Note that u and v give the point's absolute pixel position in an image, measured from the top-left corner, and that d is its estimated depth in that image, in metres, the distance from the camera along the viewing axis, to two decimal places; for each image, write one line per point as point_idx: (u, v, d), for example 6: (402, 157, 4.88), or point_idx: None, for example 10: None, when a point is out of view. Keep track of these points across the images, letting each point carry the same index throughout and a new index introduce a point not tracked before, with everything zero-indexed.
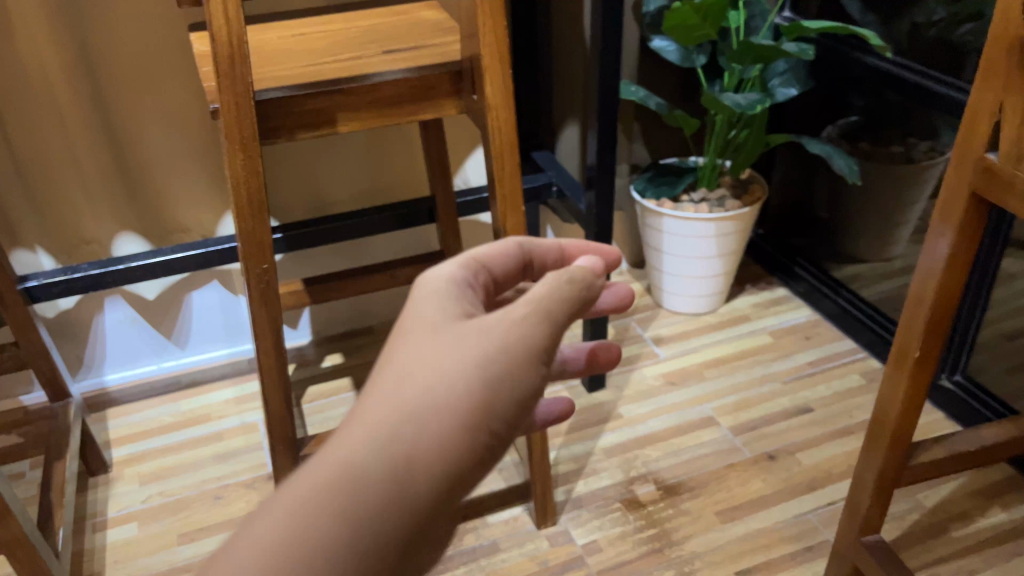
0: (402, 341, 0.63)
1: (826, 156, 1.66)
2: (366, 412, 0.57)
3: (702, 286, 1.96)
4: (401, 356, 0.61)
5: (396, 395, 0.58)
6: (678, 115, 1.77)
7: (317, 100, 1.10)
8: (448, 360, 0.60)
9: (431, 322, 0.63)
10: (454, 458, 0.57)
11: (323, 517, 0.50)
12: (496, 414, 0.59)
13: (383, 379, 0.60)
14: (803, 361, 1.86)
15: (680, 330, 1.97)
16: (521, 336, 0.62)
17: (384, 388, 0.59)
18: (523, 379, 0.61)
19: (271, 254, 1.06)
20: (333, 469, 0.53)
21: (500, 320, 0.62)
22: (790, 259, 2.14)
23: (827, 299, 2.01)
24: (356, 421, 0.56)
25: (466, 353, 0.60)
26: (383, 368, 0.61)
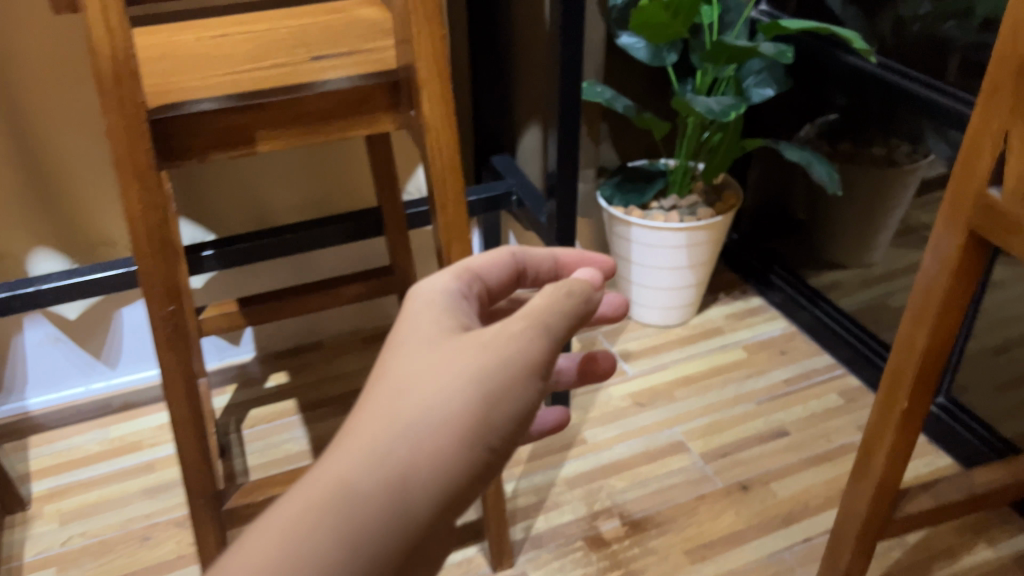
0: (398, 356, 0.63)
1: (805, 163, 1.54)
2: (364, 425, 0.58)
3: (674, 299, 1.84)
4: (399, 371, 0.62)
5: (392, 409, 0.58)
6: (647, 117, 1.64)
7: (231, 117, 0.96)
8: (443, 376, 0.60)
9: (426, 337, 0.64)
10: (453, 473, 0.57)
11: (318, 534, 0.51)
12: (494, 426, 0.59)
13: (380, 392, 0.60)
14: (779, 379, 1.76)
15: (649, 345, 1.86)
16: (519, 351, 0.61)
17: (381, 401, 0.59)
18: (523, 392, 0.61)
19: (178, 294, 0.93)
20: (330, 484, 0.54)
21: (495, 334, 0.62)
22: (765, 266, 2.03)
23: (805, 311, 1.90)
24: (353, 437, 0.57)
25: (458, 370, 0.60)
26: (380, 383, 0.62)
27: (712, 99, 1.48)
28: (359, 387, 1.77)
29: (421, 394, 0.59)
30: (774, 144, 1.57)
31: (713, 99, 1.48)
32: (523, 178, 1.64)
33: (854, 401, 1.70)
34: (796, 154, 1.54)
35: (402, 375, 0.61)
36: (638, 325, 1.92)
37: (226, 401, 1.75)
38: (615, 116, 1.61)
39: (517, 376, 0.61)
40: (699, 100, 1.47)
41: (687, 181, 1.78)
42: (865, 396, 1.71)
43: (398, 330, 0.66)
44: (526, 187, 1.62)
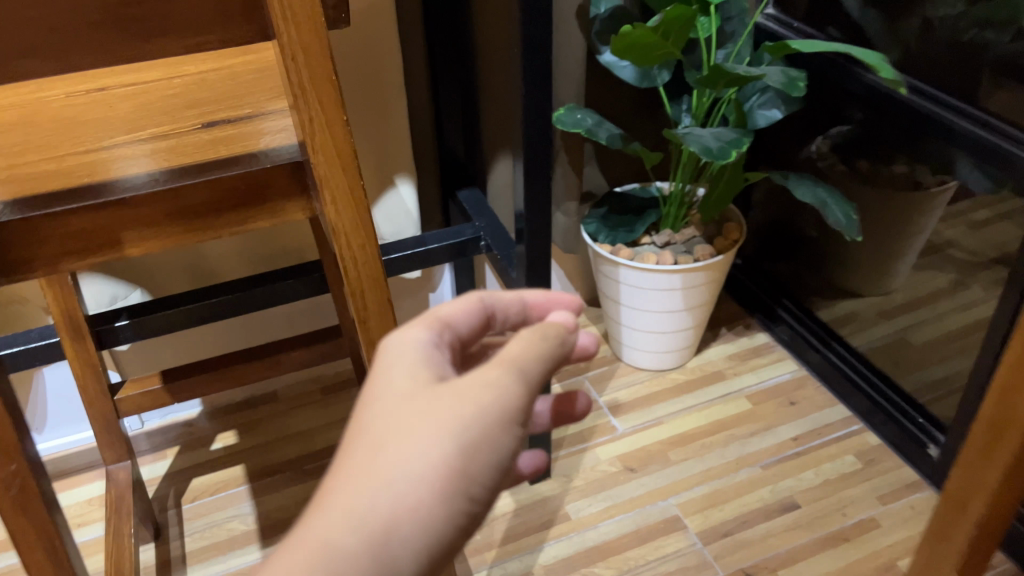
0: (374, 401, 0.54)
1: (818, 204, 1.33)
2: (338, 485, 0.49)
3: (668, 342, 1.64)
4: (374, 420, 0.52)
5: (368, 465, 0.49)
6: (635, 145, 1.42)
7: (83, 218, 0.74)
8: (423, 427, 0.50)
9: (400, 382, 0.54)
10: (436, 535, 0.49)
11: None
12: (479, 482, 0.51)
13: (354, 443, 0.52)
14: (787, 436, 1.56)
15: (641, 394, 1.65)
16: (505, 400, 0.52)
17: (357, 454, 0.50)
18: (509, 445, 0.52)
19: (19, 451, 0.73)
20: (302, 565, 0.46)
21: (475, 379, 0.53)
22: (771, 298, 1.81)
23: (818, 352, 1.69)
24: (327, 499, 0.48)
25: (437, 420, 0.51)
26: (353, 432, 0.53)
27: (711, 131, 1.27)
28: (316, 450, 1.58)
29: (398, 445, 0.50)
30: (781, 178, 1.36)
31: (712, 131, 1.27)
32: (492, 217, 1.42)
33: (873, 463, 1.50)
34: (808, 192, 1.33)
35: (378, 424, 0.52)
36: (630, 368, 1.71)
37: (165, 468, 1.56)
38: (597, 147, 1.39)
39: (502, 427, 0.51)
40: (697, 133, 1.25)
41: (682, 212, 1.56)
42: (885, 456, 1.51)
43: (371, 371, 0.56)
44: (493, 227, 1.40)
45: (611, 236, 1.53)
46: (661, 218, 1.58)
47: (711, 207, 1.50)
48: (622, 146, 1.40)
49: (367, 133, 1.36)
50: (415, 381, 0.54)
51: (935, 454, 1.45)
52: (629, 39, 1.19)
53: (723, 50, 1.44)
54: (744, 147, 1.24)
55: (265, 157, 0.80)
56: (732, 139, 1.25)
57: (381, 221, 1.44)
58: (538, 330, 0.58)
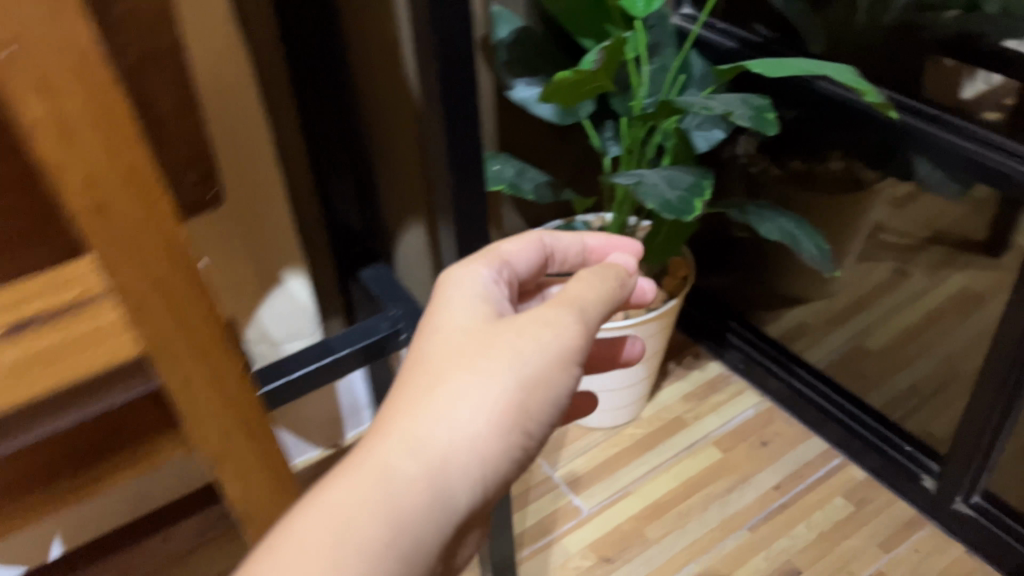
0: (442, 351, 0.75)
1: (785, 239, 1.15)
2: (412, 410, 0.68)
3: (620, 399, 1.44)
4: (446, 358, 0.74)
5: (441, 387, 0.71)
6: (567, 193, 1.20)
7: None
8: (485, 360, 0.73)
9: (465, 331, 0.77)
10: (486, 452, 0.69)
11: (392, 489, 0.62)
12: (526, 410, 0.73)
13: (429, 375, 0.72)
14: (768, 486, 1.39)
15: (600, 459, 1.45)
16: (555, 346, 0.75)
17: (427, 380, 0.71)
18: (554, 381, 0.75)
19: None
20: (379, 472, 0.63)
21: (529, 329, 0.76)
22: (718, 322, 1.64)
23: (779, 380, 1.54)
24: (406, 420, 0.68)
25: (498, 358, 0.73)
26: (424, 370, 0.73)
27: (662, 177, 1.05)
28: None
29: (467, 375, 0.72)
30: (744, 218, 1.18)
31: (662, 176, 1.06)
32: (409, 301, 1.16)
33: (865, 504, 1.36)
34: (777, 230, 1.16)
35: (449, 361, 0.73)
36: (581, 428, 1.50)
37: None
38: (522, 202, 1.16)
39: (553, 366, 0.75)
40: (648, 182, 1.04)
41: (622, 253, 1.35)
42: (875, 492, 1.38)
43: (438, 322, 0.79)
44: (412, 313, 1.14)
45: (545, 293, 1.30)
46: None
47: (657, 247, 1.29)
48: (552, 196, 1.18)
49: (245, 223, 1.08)
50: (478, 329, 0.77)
51: (930, 487, 1.32)
52: (558, 89, 0.95)
53: (650, 66, 1.24)
54: (708, 194, 1.03)
55: (100, 397, 0.51)
56: (690, 185, 1.04)
57: (271, 325, 1.16)
58: (593, 281, 0.84)
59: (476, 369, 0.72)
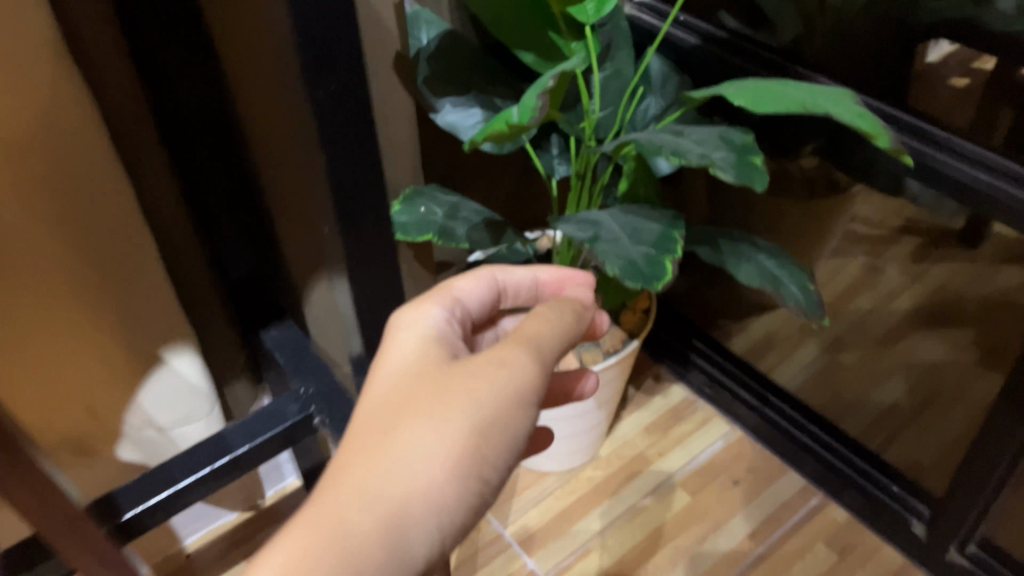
0: (396, 395, 0.67)
1: (766, 283, 0.98)
2: (364, 460, 0.61)
3: (576, 442, 1.28)
4: (398, 405, 0.66)
5: (390, 437, 0.63)
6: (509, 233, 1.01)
7: None
8: (435, 404, 0.65)
9: (412, 375, 0.69)
10: (441, 501, 0.62)
11: (345, 556, 0.55)
12: (481, 460, 0.64)
13: (380, 423, 0.65)
14: (743, 534, 1.25)
15: (555, 510, 1.29)
16: (515, 384, 0.68)
17: (380, 429, 0.64)
18: (515, 425, 0.67)
19: None
20: (324, 537, 0.56)
21: (484, 372, 0.68)
22: (680, 341, 1.48)
23: (749, 407, 1.39)
24: (354, 474, 0.60)
25: (451, 401, 0.65)
26: (377, 419, 0.66)
27: (621, 228, 0.87)
28: None
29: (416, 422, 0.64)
30: (721, 257, 1.01)
31: (622, 226, 0.88)
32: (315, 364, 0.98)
33: (848, 552, 1.23)
34: (757, 268, 0.99)
35: (398, 407, 0.65)
36: (533, 472, 1.34)
37: None
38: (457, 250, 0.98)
39: (505, 412, 0.66)
40: (607, 235, 0.86)
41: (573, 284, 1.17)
42: (858, 537, 1.26)
43: (390, 363, 0.71)
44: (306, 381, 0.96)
45: None
46: None
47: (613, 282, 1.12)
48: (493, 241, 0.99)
49: (106, 304, 0.85)
50: (429, 373, 0.69)
51: (920, 533, 1.19)
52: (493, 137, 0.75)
53: (600, 73, 1.04)
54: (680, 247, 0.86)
55: None
56: (655, 237, 0.86)
57: (156, 408, 0.95)
58: (553, 319, 0.76)
59: (427, 414, 0.65)
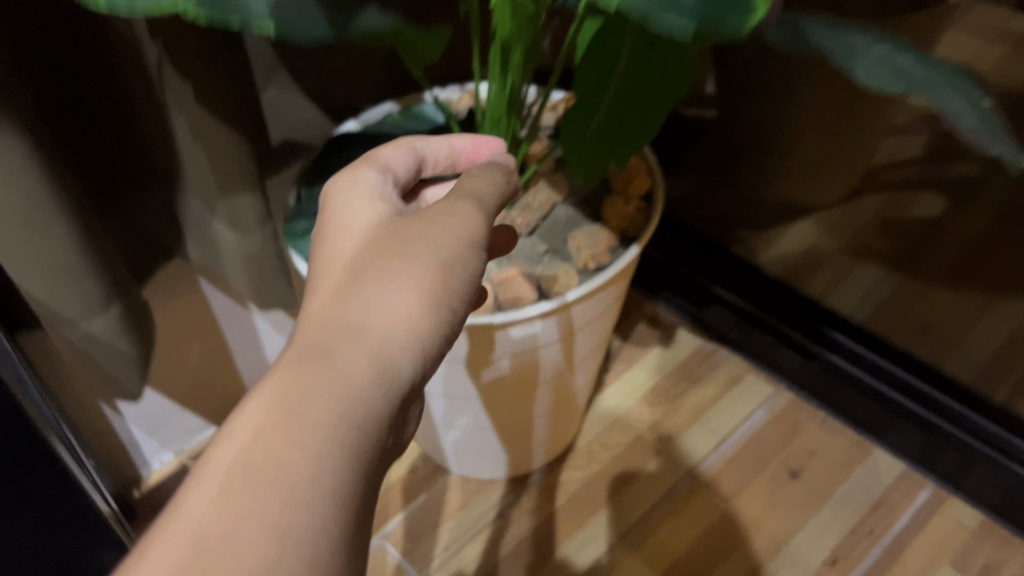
0: (344, 246, 0.41)
1: (913, 88, 0.45)
2: (313, 318, 0.37)
3: (534, 432, 0.77)
4: (359, 250, 0.40)
5: (341, 283, 0.38)
6: (361, 5, 0.46)
7: None
8: (393, 244, 0.39)
9: (354, 221, 0.42)
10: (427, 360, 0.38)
11: (296, 448, 0.31)
12: (462, 303, 0.39)
13: (326, 279, 0.39)
14: (820, 562, 0.77)
15: (509, 543, 0.79)
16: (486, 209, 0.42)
17: (331, 276, 0.39)
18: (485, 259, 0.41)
19: None
20: (268, 422, 0.32)
21: (450, 204, 0.42)
22: (685, 261, 0.99)
23: (801, 349, 0.90)
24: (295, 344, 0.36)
25: (412, 238, 0.39)
26: (317, 281, 0.40)
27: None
28: None
29: (370, 268, 0.38)
30: (810, 43, 0.49)
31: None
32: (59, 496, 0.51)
33: None
34: (882, 55, 0.47)
35: (351, 255, 0.40)
36: (472, 480, 0.84)
37: None
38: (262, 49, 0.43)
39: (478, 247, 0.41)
40: None
41: (517, 161, 0.65)
42: (1004, 551, 0.78)
43: (324, 221, 0.43)
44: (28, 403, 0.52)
45: None
46: None
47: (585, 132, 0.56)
48: (331, 24, 0.44)
49: None
50: (380, 215, 0.42)
51: None
52: None
53: None
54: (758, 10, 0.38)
55: None
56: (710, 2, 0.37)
57: None
58: (487, 170, 0.46)
59: (387, 252, 0.39)
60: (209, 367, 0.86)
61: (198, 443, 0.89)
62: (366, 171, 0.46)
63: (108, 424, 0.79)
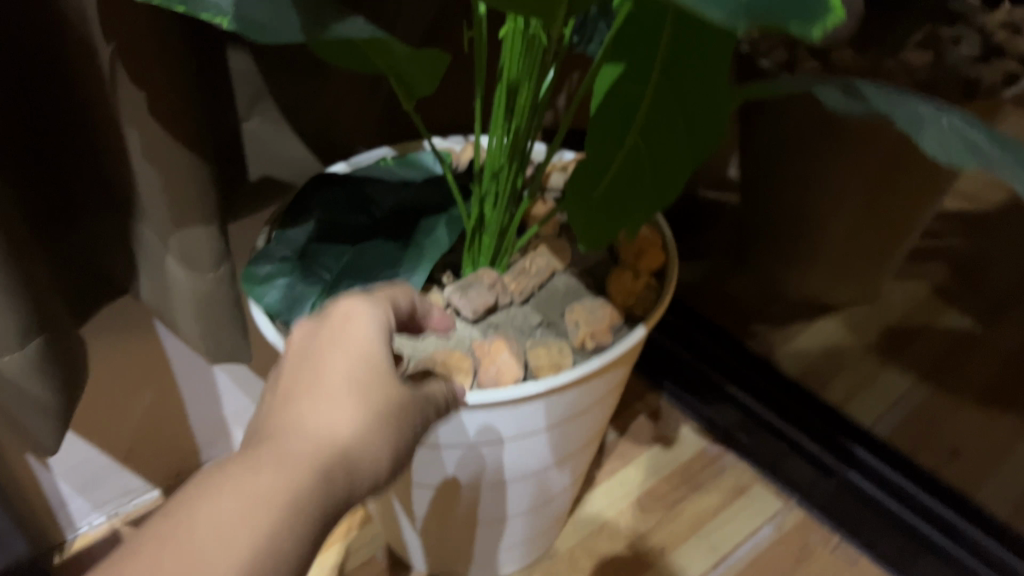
0: (356, 360, 0.38)
1: (986, 163, 0.38)
2: (316, 428, 0.35)
3: (508, 530, 0.67)
4: (372, 380, 0.38)
5: (350, 398, 0.37)
6: (349, 12, 0.38)
7: None
8: (397, 405, 0.38)
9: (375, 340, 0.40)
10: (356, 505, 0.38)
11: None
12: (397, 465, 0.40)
13: (332, 392, 0.37)
14: None
15: None
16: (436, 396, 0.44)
17: (335, 391, 0.37)
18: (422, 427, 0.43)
19: None
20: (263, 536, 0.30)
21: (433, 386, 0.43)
22: (698, 353, 0.90)
23: (817, 462, 0.81)
24: (290, 450, 0.34)
25: (407, 409, 0.39)
26: (317, 382, 0.37)
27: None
28: None
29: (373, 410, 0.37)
30: (863, 95, 0.41)
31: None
32: None
33: None
34: (943, 126, 0.39)
35: (363, 381, 0.38)
36: None
37: None
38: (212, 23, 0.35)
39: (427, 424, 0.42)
40: None
41: (516, 220, 0.57)
42: None
43: (340, 314, 0.40)
44: None
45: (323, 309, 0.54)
46: (473, 246, 0.59)
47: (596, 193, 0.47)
48: (305, 28, 0.35)
49: None
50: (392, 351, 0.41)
51: None
52: None
53: None
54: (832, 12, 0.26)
55: None
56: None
57: None
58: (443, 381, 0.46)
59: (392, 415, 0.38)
60: (157, 423, 0.77)
61: (135, 507, 0.79)
62: (385, 302, 0.43)
63: (28, 477, 0.70)
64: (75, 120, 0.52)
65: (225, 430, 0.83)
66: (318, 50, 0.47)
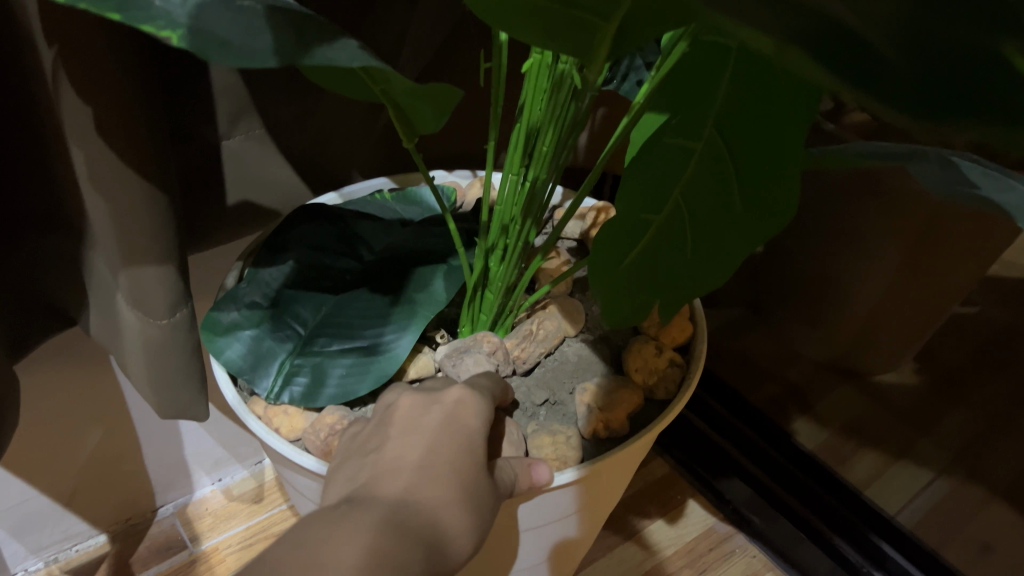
0: (464, 446, 0.37)
1: None
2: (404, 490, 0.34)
3: None
4: (468, 469, 0.37)
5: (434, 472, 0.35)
6: (337, 33, 0.30)
7: None
8: (488, 503, 0.37)
9: (465, 427, 0.38)
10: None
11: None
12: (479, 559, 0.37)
13: (443, 475, 0.35)
14: None
15: None
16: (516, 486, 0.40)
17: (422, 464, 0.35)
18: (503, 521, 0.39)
19: None
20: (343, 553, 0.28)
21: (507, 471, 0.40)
22: (714, 424, 0.84)
23: (836, 556, 0.74)
24: (404, 513, 0.32)
25: (494, 509, 0.37)
26: (432, 455, 0.36)
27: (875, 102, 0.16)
28: None
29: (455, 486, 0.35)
30: (959, 171, 0.33)
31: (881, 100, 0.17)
32: None
33: None
34: None
35: (467, 476, 0.36)
36: None
37: None
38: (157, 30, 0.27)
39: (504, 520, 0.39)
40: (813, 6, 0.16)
41: (527, 277, 0.50)
42: None
43: (449, 403, 0.39)
44: None
45: (293, 370, 0.46)
46: (475, 302, 0.51)
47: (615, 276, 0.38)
48: (277, 47, 0.27)
49: None
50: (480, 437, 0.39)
51: None
52: None
53: None
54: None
55: None
56: None
57: None
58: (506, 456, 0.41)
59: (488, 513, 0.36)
60: (107, 464, 0.69)
61: (77, 553, 0.71)
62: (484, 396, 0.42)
63: None
64: (18, 131, 0.44)
65: (185, 471, 0.75)
66: (308, 72, 0.39)
